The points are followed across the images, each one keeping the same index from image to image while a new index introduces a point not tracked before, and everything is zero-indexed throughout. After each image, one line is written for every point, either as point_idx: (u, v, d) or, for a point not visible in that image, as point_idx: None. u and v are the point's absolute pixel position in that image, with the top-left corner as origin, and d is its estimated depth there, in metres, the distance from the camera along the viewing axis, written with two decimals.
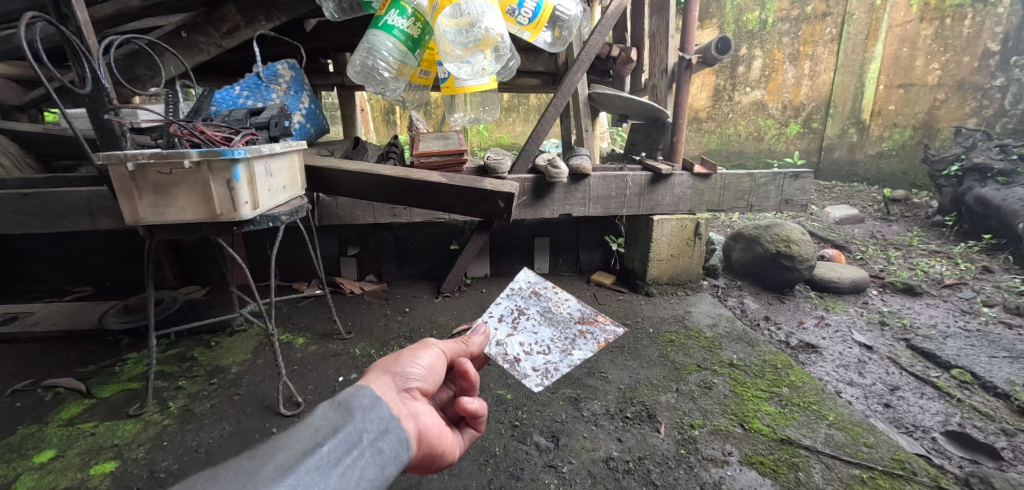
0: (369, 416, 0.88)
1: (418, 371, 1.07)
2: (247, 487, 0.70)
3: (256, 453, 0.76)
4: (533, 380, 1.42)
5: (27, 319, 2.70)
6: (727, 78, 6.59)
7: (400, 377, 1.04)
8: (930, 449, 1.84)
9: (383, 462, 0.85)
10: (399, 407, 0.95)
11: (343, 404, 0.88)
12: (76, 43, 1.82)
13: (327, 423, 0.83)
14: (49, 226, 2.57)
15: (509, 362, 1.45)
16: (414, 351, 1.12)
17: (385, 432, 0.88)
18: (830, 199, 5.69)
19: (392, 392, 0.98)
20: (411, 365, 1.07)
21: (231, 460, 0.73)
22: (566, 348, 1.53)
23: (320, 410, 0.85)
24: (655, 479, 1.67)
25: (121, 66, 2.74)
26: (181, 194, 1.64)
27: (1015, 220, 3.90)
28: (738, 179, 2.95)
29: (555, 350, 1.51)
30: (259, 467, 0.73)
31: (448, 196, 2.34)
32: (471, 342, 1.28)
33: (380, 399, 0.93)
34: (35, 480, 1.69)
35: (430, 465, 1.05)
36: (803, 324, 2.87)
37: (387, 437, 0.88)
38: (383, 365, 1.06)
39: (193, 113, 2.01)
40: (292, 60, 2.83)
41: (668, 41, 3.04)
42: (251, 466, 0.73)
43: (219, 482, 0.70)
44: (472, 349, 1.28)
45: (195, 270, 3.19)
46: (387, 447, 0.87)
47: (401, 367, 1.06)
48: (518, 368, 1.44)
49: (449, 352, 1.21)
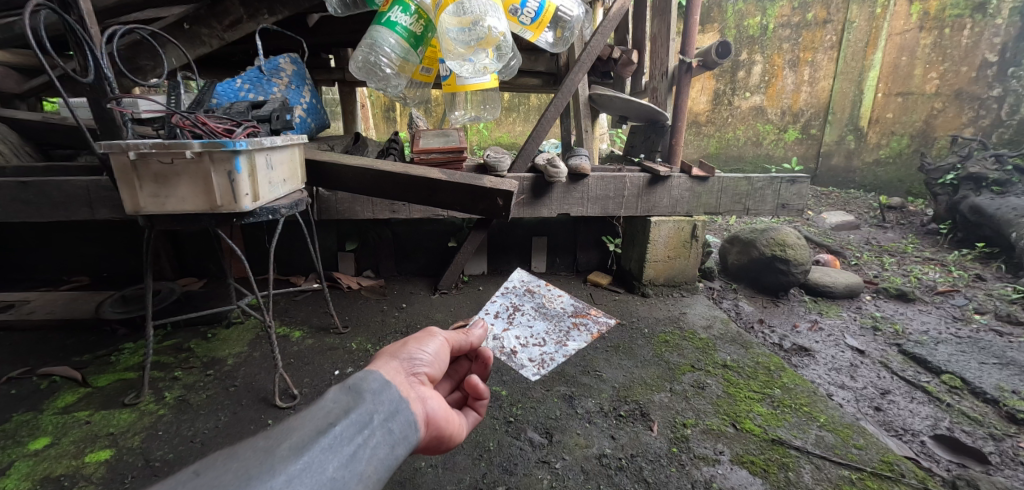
0: (379, 399, 0.89)
1: (425, 357, 1.09)
2: (264, 465, 0.70)
3: (271, 433, 0.76)
4: (529, 370, 1.53)
5: (24, 307, 2.70)
6: (727, 83, 6.54)
7: (407, 362, 1.05)
8: (919, 452, 1.87)
9: (393, 442, 0.87)
10: (407, 390, 0.97)
11: (353, 387, 0.89)
12: (79, 32, 1.81)
13: (338, 405, 0.84)
14: (47, 215, 2.57)
15: (506, 354, 1.54)
16: (419, 339, 1.13)
17: (394, 414, 0.90)
18: (826, 205, 5.73)
19: (400, 376, 1.00)
20: (418, 350, 1.09)
21: (248, 439, 0.73)
22: (560, 339, 1.62)
23: (330, 393, 0.86)
24: (647, 477, 1.68)
25: (124, 57, 2.74)
26: (185, 183, 1.65)
27: (1009, 229, 3.94)
28: (736, 182, 2.96)
29: (550, 342, 1.60)
30: (275, 446, 0.73)
31: (447, 192, 2.35)
32: (472, 332, 1.28)
33: (389, 383, 0.94)
34: (29, 467, 1.69)
35: (437, 446, 1.07)
36: (796, 327, 2.89)
37: (397, 418, 0.90)
38: (389, 351, 1.07)
39: (195, 105, 2.02)
40: (294, 55, 2.88)
41: (668, 44, 3.05)
42: (267, 445, 0.73)
43: (236, 460, 0.70)
44: (473, 340, 1.28)
45: (194, 262, 3.20)
46: (396, 427, 0.89)
47: (408, 353, 1.07)
48: (515, 360, 1.53)
49: (451, 340, 1.22)
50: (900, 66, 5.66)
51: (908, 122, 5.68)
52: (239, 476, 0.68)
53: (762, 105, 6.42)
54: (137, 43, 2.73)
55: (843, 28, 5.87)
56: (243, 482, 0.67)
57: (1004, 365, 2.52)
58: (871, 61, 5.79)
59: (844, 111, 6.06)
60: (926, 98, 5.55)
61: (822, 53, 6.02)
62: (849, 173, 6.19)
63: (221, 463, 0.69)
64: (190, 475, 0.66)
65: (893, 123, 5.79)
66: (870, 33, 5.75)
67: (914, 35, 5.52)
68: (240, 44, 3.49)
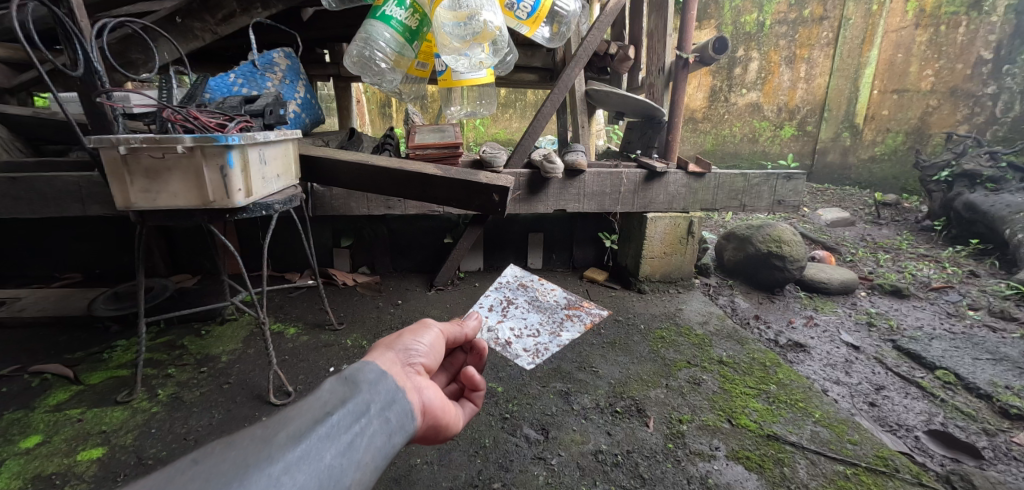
0: (376, 388, 0.88)
1: (421, 348, 1.08)
2: (262, 453, 0.69)
3: (269, 423, 0.75)
4: (523, 358, 1.46)
5: (14, 305, 2.67)
6: (724, 79, 6.49)
7: (403, 352, 1.04)
8: (913, 447, 1.87)
9: (390, 431, 0.86)
10: (403, 380, 0.96)
11: (349, 378, 0.88)
12: (68, 26, 1.78)
13: (335, 395, 0.83)
14: (37, 211, 2.54)
15: (500, 345, 1.50)
16: (415, 330, 1.12)
17: (391, 403, 0.89)
18: (822, 201, 5.74)
19: (396, 366, 0.99)
20: (413, 342, 1.08)
21: (246, 429, 0.72)
22: (554, 330, 1.55)
23: (328, 384, 0.85)
24: (643, 472, 1.68)
25: (114, 50, 2.71)
26: (175, 178, 1.63)
27: (1003, 226, 3.97)
28: (732, 178, 2.96)
29: (544, 332, 1.54)
30: (273, 435, 0.73)
31: (443, 188, 2.33)
32: (466, 324, 1.29)
33: (386, 373, 0.93)
34: (20, 465, 1.68)
35: (435, 433, 1.08)
36: (792, 323, 2.90)
37: (394, 407, 0.89)
38: (385, 341, 1.06)
39: (187, 99, 2.00)
40: (288, 50, 2.84)
41: (665, 40, 3.03)
42: (265, 434, 0.73)
43: (233, 449, 0.69)
44: (466, 331, 1.28)
45: (187, 258, 3.17)
46: (394, 416, 0.88)
47: (402, 344, 1.06)
48: (508, 350, 1.49)
49: (446, 331, 1.21)
50: (896, 63, 5.66)
51: (903, 119, 5.70)
52: (238, 465, 0.67)
53: (759, 102, 6.41)
54: (127, 36, 2.69)
55: (839, 25, 5.88)
56: (242, 470, 0.66)
57: (997, 360, 2.54)
58: (867, 58, 5.79)
59: (840, 107, 6.07)
60: (921, 95, 5.57)
61: (819, 50, 6.02)
62: (845, 170, 6.21)
63: (220, 451, 0.68)
64: (189, 463, 0.66)
65: (888, 120, 5.81)
66: (866, 30, 5.75)
67: (911, 32, 5.53)
68: (234, 38, 3.46)
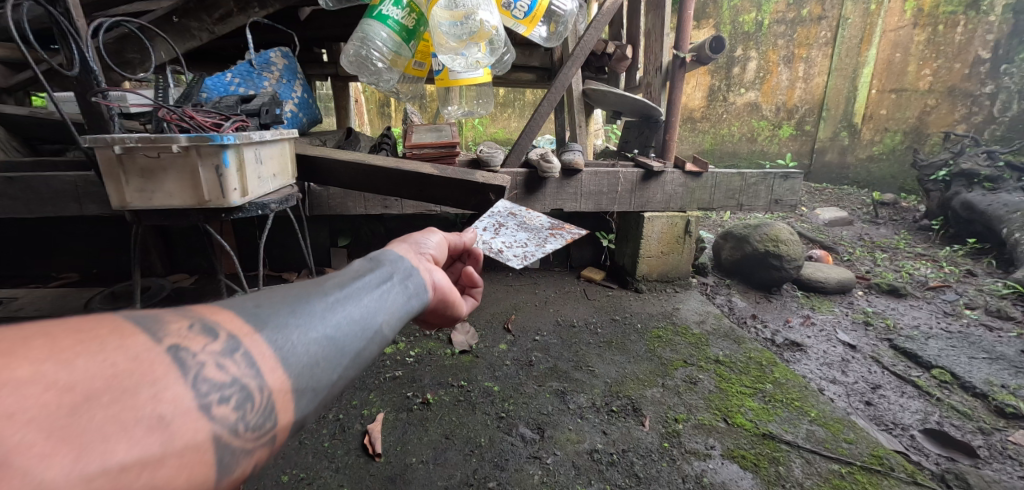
0: (395, 264, 0.98)
1: (430, 243, 1.16)
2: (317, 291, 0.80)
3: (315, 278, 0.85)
4: (514, 261, 1.33)
5: (11, 304, 2.66)
6: (723, 79, 6.49)
7: (415, 244, 1.12)
8: (909, 446, 1.88)
9: (410, 297, 0.96)
10: (418, 263, 1.06)
11: (373, 258, 0.98)
12: (64, 25, 1.78)
13: (363, 267, 0.93)
14: (34, 210, 2.53)
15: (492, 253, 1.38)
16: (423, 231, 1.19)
17: (409, 276, 0.99)
18: (820, 201, 5.75)
19: (410, 253, 1.07)
20: (422, 237, 1.16)
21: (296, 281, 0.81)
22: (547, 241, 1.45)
23: (355, 262, 0.95)
24: (638, 472, 1.69)
25: (110, 49, 2.70)
26: (171, 178, 1.63)
27: (1000, 225, 3.97)
28: (729, 178, 2.96)
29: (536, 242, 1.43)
30: (321, 281, 0.83)
31: (439, 187, 2.33)
32: (464, 234, 1.36)
33: (403, 256, 1.03)
34: None
35: (442, 316, 1.16)
36: (789, 322, 2.90)
37: (413, 279, 0.99)
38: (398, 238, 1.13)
39: (183, 98, 1.99)
40: (286, 49, 2.84)
41: (662, 39, 3.00)
42: (315, 281, 0.83)
43: (291, 287, 0.80)
44: (466, 241, 1.35)
45: (184, 258, 3.17)
46: (413, 287, 0.98)
47: (412, 240, 1.14)
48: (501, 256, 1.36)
49: (448, 238, 1.28)
50: (894, 63, 5.66)
51: (901, 119, 5.71)
52: (299, 295, 0.77)
53: (757, 101, 6.41)
54: (124, 35, 2.69)
55: (838, 24, 5.88)
56: (302, 299, 0.77)
57: (993, 359, 2.54)
58: (866, 58, 5.80)
59: (839, 107, 6.07)
60: (919, 95, 5.57)
61: (817, 49, 6.02)
62: (843, 169, 6.22)
63: (281, 287, 0.78)
64: (258, 293, 0.76)
65: (886, 119, 5.81)
66: (864, 30, 5.76)
67: (909, 32, 5.53)
68: (231, 38, 3.45)
